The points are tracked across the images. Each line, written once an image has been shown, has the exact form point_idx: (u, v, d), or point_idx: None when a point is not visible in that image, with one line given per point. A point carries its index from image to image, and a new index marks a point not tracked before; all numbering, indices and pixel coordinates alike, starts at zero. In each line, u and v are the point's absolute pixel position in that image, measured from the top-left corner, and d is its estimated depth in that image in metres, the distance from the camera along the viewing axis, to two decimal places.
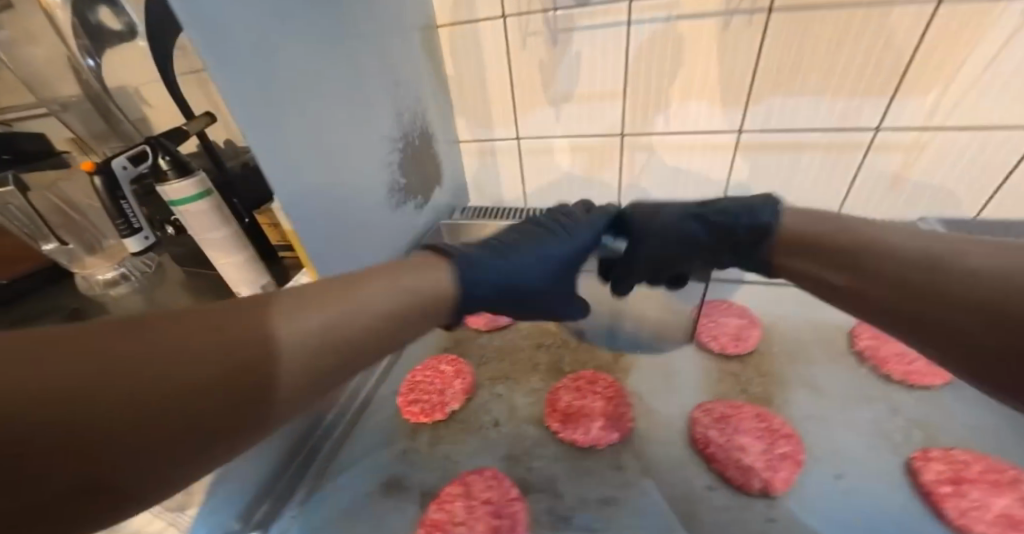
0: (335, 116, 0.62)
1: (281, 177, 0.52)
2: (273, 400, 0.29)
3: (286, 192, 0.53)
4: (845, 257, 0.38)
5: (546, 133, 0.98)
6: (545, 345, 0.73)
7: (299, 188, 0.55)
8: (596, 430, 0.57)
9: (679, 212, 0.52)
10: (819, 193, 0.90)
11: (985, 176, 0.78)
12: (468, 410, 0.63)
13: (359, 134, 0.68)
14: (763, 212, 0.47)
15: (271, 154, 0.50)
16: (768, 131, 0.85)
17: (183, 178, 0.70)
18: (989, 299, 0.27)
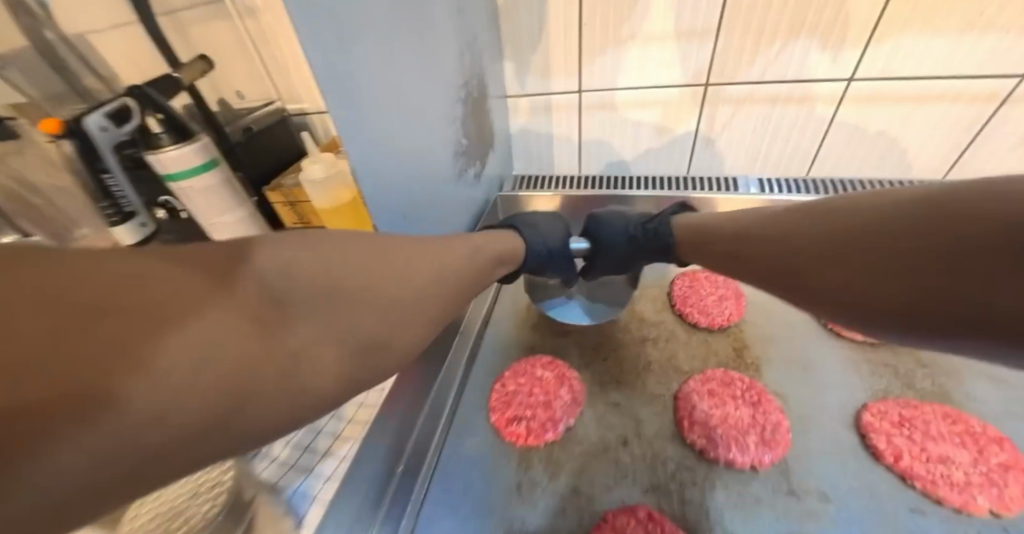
0: (408, 71, 0.48)
1: (363, 154, 0.40)
2: (314, 342, 0.25)
3: (367, 174, 0.41)
4: (754, 250, 0.38)
5: (613, 86, 0.83)
6: (650, 339, 0.62)
7: (380, 167, 0.43)
8: (754, 446, 0.47)
9: (624, 225, 0.56)
10: (926, 152, 0.77)
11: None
12: (583, 426, 0.52)
13: (430, 92, 0.54)
14: (666, 214, 0.52)
15: (353, 124, 0.38)
16: (882, 82, 0.71)
17: (183, 144, 0.54)
18: (913, 232, 0.26)
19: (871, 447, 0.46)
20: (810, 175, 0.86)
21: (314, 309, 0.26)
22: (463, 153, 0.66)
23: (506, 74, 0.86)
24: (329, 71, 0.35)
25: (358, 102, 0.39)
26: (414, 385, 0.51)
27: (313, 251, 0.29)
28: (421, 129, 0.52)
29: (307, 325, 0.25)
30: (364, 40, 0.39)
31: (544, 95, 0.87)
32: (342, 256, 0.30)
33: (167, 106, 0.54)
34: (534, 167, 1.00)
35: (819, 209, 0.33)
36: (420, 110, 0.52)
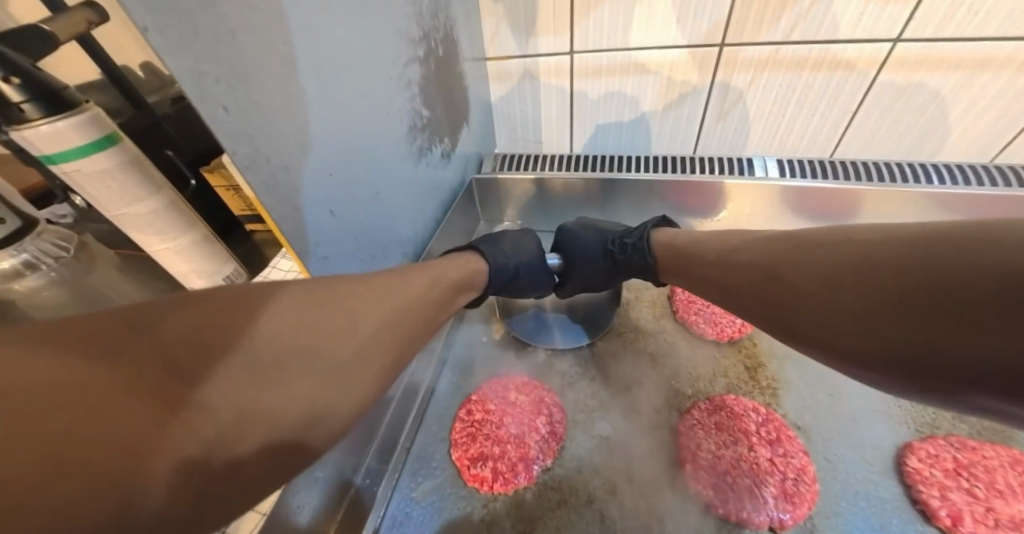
0: (331, 13, 0.35)
1: (253, 134, 0.28)
2: (256, 401, 0.23)
3: (264, 162, 0.30)
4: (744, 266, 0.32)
5: (611, 47, 0.70)
6: (647, 354, 0.52)
7: (284, 150, 0.31)
8: (773, 500, 0.38)
9: (600, 239, 0.52)
10: (977, 131, 0.66)
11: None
12: (564, 467, 0.43)
13: (368, 45, 0.41)
14: (645, 228, 0.48)
15: (234, 92, 0.26)
16: (936, 43, 0.58)
17: (60, 116, 0.37)
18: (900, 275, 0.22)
19: (921, 504, 0.37)
20: (834, 157, 0.75)
21: (242, 378, 0.23)
22: (424, 129, 0.55)
23: (482, 34, 0.73)
24: (185, 9, 0.22)
25: (243, 60, 0.26)
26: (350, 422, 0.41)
27: (238, 306, 0.25)
28: (357, 94, 0.40)
29: (231, 401, 0.22)
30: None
31: (528, 60, 0.75)
32: (282, 311, 0.27)
33: (28, 65, 0.36)
34: (519, 144, 0.89)
35: (821, 246, 0.28)
36: (353, 71, 0.39)
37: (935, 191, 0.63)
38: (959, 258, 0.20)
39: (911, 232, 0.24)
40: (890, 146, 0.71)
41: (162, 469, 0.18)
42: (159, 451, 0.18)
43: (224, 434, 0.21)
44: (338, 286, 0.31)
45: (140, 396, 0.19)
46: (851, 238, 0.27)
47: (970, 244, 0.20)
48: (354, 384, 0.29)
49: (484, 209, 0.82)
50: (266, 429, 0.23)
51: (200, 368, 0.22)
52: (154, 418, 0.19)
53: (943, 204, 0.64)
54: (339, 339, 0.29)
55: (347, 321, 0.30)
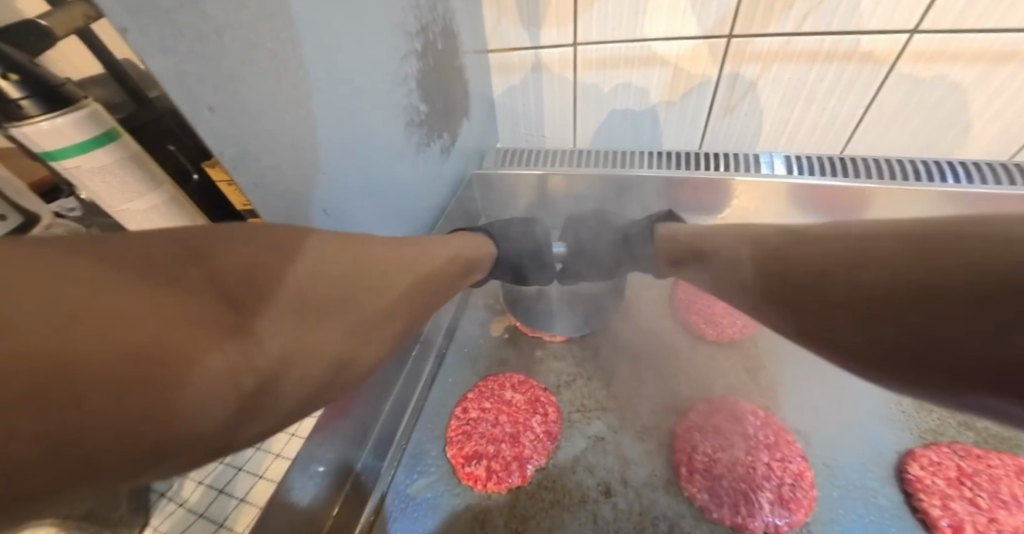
0: (324, 7, 0.35)
1: (241, 133, 0.28)
2: (305, 338, 0.22)
3: (255, 161, 0.30)
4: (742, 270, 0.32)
5: (615, 38, 0.68)
6: (646, 354, 0.52)
7: (275, 149, 0.31)
8: (768, 506, 0.37)
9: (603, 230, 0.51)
10: (996, 127, 0.63)
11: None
12: (558, 467, 0.43)
13: (363, 40, 0.41)
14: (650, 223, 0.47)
15: (219, 92, 0.26)
16: (954, 34, 0.56)
17: (58, 112, 0.37)
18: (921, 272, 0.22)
19: (921, 513, 0.36)
20: (844, 151, 0.73)
21: (288, 318, 0.21)
22: (423, 123, 0.54)
23: (484, 25, 0.71)
24: (165, 6, 0.22)
25: (228, 60, 0.26)
26: (345, 419, 0.41)
27: (284, 245, 0.23)
28: (351, 90, 0.39)
29: (278, 332, 0.20)
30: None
31: (531, 52, 0.73)
32: (322, 256, 0.25)
33: (25, 60, 0.36)
34: (522, 138, 0.88)
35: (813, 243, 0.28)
36: (347, 66, 0.39)
37: (948, 191, 0.61)
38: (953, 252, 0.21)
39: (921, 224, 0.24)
40: (903, 142, 0.69)
41: (215, 400, 0.16)
42: (219, 378, 0.16)
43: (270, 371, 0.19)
44: (364, 243, 0.30)
45: (191, 311, 0.17)
46: (848, 242, 0.27)
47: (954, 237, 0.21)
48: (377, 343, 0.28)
49: (486, 205, 0.81)
50: (312, 367, 0.22)
51: (251, 301, 0.20)
52: (209, 338, 0.17)
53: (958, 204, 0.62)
54: (371, 295, 0.27)
55: (376, 277, 0.29)
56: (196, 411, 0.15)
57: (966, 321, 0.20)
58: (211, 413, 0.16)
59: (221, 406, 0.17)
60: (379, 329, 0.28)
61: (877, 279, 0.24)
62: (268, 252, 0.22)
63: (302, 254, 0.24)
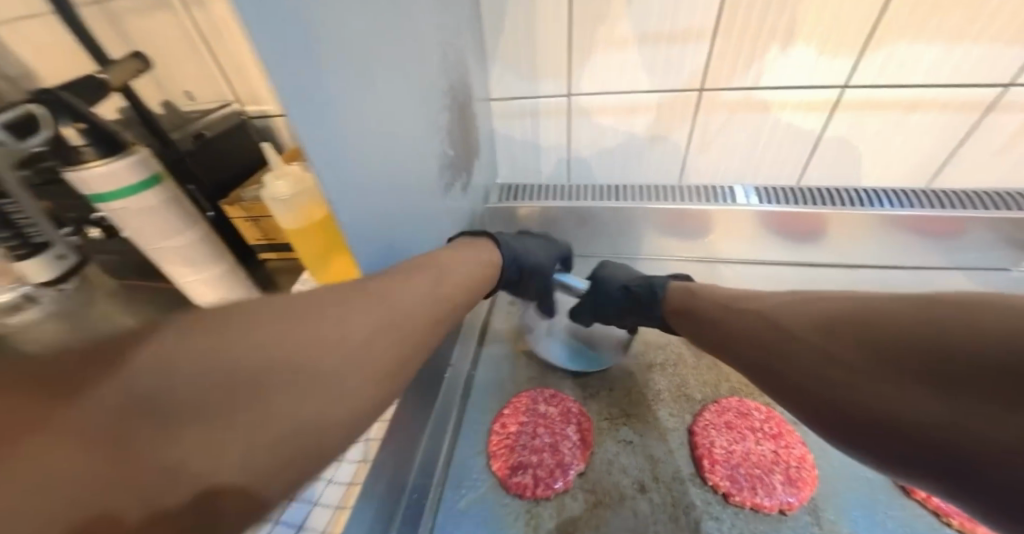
0: (392, 79, 0.43)
1: (337, 174, 0.34)
2: (316, 395, 0.27)
3: (343, 196, 0.35)
4: (765, 332, 0.39)
5: (605, 90, 0.79)
6: (660, 366, 0.58)
7: (355, 187, 0.37)
8: (780, 486, 0.44)
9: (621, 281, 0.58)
10: (910, 162, 0.79)
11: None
12: (594, 471, 0.47)
13: (415, 98, 0.48)
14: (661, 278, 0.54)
15: (331, 147, 0.32)
16: (871, 90, 0.72)
17: (113, 158, 0.47)
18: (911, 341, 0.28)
19: (901, 481, 0.43)
20: (799, 183, 0.86)
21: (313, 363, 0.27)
22: (452, 166, 0.61)
23: (488, 79, 0.81)
24: (304, 87, 0.28)
25: (330, 113, 0.32)
26: (400, 440, 0.44)
27: (295, 313, 0.29)
28: (407, 141, 0.47)
29: (289, 398, 0.25)
30: (335, 37, 0.32)
31: (530, 101, 0.83)
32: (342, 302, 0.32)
33: (87, 113, 0.45)
34: (521, 176, 0.95)
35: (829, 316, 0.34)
36: (406, 123, 0.46)
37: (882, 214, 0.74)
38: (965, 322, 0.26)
39: (902, 301, 0.30)
40: (844, 174, 0.84)
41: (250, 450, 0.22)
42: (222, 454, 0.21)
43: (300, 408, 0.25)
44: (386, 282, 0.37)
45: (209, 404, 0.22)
46: (852, 302, 0.34)
47: (963, 307, 0.26)
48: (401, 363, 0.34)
49: None
50: (326, 418, 0.27)
51: (270, 367, 0.25)
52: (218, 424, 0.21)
53: (891, 223, 0.75)
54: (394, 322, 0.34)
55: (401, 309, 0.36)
56: (211, 480, 0.20)
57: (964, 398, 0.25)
58: (224, 475, 0.21)
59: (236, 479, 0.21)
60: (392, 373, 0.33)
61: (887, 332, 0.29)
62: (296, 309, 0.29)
63: (315, 320, 0.29)
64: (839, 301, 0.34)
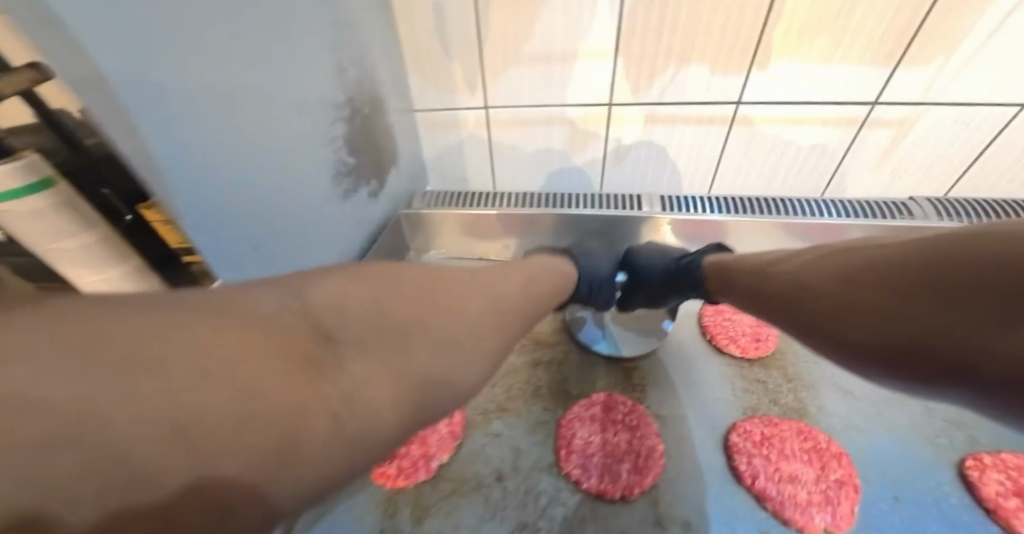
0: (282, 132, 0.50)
1: (175, 184, 0.38)
2: (383, 359, 0.28)
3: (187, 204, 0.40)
4: (787, 290, 0.40)
5: (520, 103, 0.83)
6: (545, 363, 0.60)
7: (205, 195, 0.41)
8: (626, 474, 0.46)
9: (665, 258, 0.61)
10: (800, 173, 0.85)
11: (964, 155, 0.76)
12: (459, 461, 0.50)
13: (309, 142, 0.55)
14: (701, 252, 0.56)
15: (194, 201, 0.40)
16: (762, 106, 0.78)
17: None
18: (948, 272, 0.28)
19: (733, 469, 0.47)
20: (709, 190, 0.92)
21: (376, 341, 0.28)
22: (350, 173, 0.64)
23: (410, 89, 0.84)
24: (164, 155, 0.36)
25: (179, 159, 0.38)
26: None
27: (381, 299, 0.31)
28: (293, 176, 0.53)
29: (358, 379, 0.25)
30: (196, 69, 0.38)
31: (452, 111, 0.86)
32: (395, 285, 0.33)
33: None
34: (450, 182, 0.98)
35: (848, 258, 0.36)
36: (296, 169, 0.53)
37: (771, 221, 0.80)
38: (986, 251, 0.27)
39: (932, 242, 0.31)
40: (746, 183, 0.90)
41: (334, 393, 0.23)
42: (260, 416, 0.19)
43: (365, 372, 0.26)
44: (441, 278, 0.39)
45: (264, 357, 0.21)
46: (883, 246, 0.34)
47: (964, 243, 0.28)
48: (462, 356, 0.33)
49: (413, 240, 0.89)
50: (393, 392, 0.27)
51: (339, 332, 0.27)
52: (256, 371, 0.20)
53: (781, 229, 0.81)
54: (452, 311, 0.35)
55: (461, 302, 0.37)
56: (234, 455, 0.18)
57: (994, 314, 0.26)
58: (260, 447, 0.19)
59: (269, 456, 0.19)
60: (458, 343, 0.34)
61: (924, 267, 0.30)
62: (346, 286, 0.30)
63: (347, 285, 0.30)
64: (864, 243, 0.36)
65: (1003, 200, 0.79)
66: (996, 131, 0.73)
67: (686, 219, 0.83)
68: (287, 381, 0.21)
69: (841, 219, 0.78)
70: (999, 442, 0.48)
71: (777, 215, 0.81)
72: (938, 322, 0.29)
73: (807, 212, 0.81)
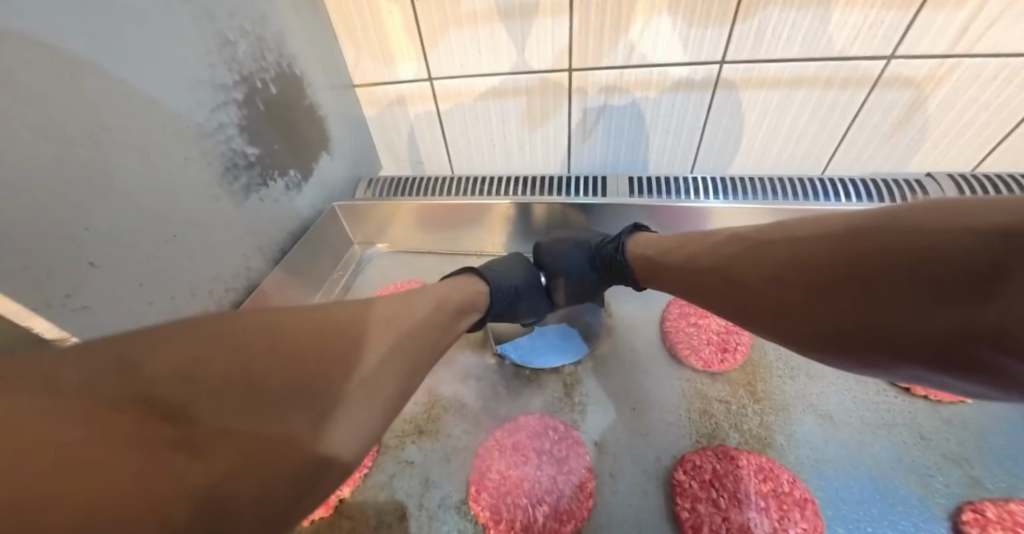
0: (174, 147, 0.45)
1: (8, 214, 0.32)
2: (305, 410, 0.25)
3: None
4: (709, 276, 0.34)
5: (467, 73, 0.73)
6: (476, 377, 0.53)
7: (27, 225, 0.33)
8: (544, 518, 0.40)
9: (581, 249, 0.54)
10: (797, 145, 0.73)
11: (1000, 120, 0.63)
12: (363, 495, 0.44)
13: (208, 159, 0.49)
14: (621, 237, 0.49)
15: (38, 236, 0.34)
16: (749, 66, 0.65)
17: None
18: (867, 256, 0.22)
19: (674, 514, 0.40)
20: (691, 168, 0.80)
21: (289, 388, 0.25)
22: (252, 166, 0.56)
23: (344, 61, 0.74)
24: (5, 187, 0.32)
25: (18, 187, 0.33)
26: None
27: (306, 340, 0.28)
28: (184, 206, 0.47)
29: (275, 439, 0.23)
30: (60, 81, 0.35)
31: (394, 86, 0.76)
32: (223, 338, 0.25)
33: None
34: (404, 166, 0.89)
35: (769, 248, 0.29)
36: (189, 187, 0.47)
37: (758, 206, 0.69)
38: (898, 227, 0.21)
39: (835, 228, 0.25)
40: (733, 159, 0.78)
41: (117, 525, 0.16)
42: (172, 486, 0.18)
43: (179, 482, 0.18)
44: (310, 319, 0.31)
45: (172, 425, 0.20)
46: (792, 234, 0.28)
47: (885, 221, 0.22)
48: (364, 409, 0.29)
49: (358, 234, 0.81)
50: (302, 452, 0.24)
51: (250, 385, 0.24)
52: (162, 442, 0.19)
53: (770, 214, 0.69)
54: (320, 364, 0.28)
55: (335, 345, 0.29)
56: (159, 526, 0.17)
57: (920, 300, 0.20)
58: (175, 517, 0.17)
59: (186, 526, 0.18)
60: (381, 387, 0.31)
61: (832, 253, 0.24)
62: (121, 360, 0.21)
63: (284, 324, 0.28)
64: (775, 232, 0.29)
65: None
66: None
67: (659, 205, 0.72)
68: (200, 461, 0.20)
69: (841, 203, 0.67)
70: (1005, 486, 0.39)
71: (766, 199, 0.70)
72: (861, 311, 0.22)
73: (800, 195, 0.70)
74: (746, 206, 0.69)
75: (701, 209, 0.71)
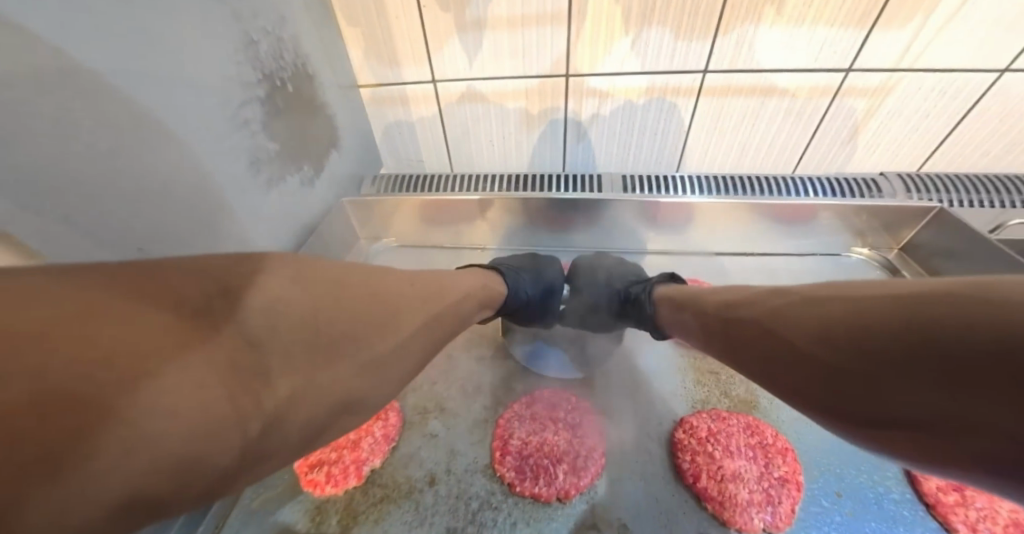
0: (210, 135, 0.48)
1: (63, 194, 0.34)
2: (326, 370, 0.27)
3: None
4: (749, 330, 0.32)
5: (470, 76, 0.77)
6: (491, 358, 0.57)
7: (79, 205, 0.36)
8: (563, 475, 0.44)
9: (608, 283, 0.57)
10: (770, 147, 0.81)
11: (938, 126, 0.72)
12: (392, 465, 0.48)
13: (235, 150, 0.52)
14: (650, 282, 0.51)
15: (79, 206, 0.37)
16: (728, 75, 0.72)
17: None
18: (937, 332, 0.19)
19: (676, 467, 0.45)
20: (677, 167, 0.87)
21: (318, 347, 0.27)
22: (272, 160, 0.59)
23: (350, 61, 0.77)
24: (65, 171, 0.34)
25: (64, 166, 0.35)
26: None
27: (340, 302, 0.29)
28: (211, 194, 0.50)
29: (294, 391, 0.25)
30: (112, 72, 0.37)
31: (399, 86, 0.80)
32: (268, 285, 0.26)
33: None
34: (405, 165, 0.92)
35: (823, 303, 0.26)
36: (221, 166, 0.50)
37: (737, 201, 0.76)
38: (972, 305, 0.19)
39: (901, 294, 0.22)
40: (714, 160, 0.85)
41: (219, 435, 0.20)
42: (206, 424, 0.19)
43: (251, 401, 0.22)
44: (364, 278, 0.33)
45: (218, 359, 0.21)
46: (851, 293, 0.26)
47: (971, 298, 0.19)
48: (374, 377, 0.31)
49: (363, 228, 0.84)
50: (315, 406, 0.26)
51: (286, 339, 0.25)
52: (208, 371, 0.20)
53: (748, 209, 0.77)
54: (357, 324, 0.30)
55: (386, 306, 0.33)
56: (183, 460, 0.18)
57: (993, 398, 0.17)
58: (202, 452, 0.19)
59: (206, 459, 0.19)
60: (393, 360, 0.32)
61: (893, 320, 0.21)
62: (226, 284, 0.24)
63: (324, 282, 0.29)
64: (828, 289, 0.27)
65: (977, 174, 0.76)
66: (974, 99, 0.68)
67: (650, 201, 0.78)
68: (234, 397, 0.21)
69: (808, 199, 0.75)
70: None
71: (744, 195, 0.77)
72: (921, 392, 0.20)
73: (774, 191, 0.77)
74: (728, 201, 0.76)
75: (688, 204, 0.78)
